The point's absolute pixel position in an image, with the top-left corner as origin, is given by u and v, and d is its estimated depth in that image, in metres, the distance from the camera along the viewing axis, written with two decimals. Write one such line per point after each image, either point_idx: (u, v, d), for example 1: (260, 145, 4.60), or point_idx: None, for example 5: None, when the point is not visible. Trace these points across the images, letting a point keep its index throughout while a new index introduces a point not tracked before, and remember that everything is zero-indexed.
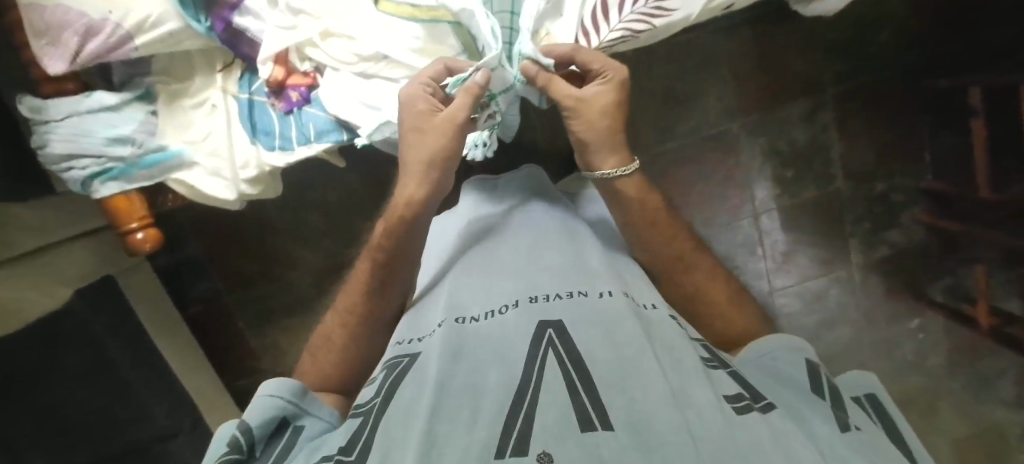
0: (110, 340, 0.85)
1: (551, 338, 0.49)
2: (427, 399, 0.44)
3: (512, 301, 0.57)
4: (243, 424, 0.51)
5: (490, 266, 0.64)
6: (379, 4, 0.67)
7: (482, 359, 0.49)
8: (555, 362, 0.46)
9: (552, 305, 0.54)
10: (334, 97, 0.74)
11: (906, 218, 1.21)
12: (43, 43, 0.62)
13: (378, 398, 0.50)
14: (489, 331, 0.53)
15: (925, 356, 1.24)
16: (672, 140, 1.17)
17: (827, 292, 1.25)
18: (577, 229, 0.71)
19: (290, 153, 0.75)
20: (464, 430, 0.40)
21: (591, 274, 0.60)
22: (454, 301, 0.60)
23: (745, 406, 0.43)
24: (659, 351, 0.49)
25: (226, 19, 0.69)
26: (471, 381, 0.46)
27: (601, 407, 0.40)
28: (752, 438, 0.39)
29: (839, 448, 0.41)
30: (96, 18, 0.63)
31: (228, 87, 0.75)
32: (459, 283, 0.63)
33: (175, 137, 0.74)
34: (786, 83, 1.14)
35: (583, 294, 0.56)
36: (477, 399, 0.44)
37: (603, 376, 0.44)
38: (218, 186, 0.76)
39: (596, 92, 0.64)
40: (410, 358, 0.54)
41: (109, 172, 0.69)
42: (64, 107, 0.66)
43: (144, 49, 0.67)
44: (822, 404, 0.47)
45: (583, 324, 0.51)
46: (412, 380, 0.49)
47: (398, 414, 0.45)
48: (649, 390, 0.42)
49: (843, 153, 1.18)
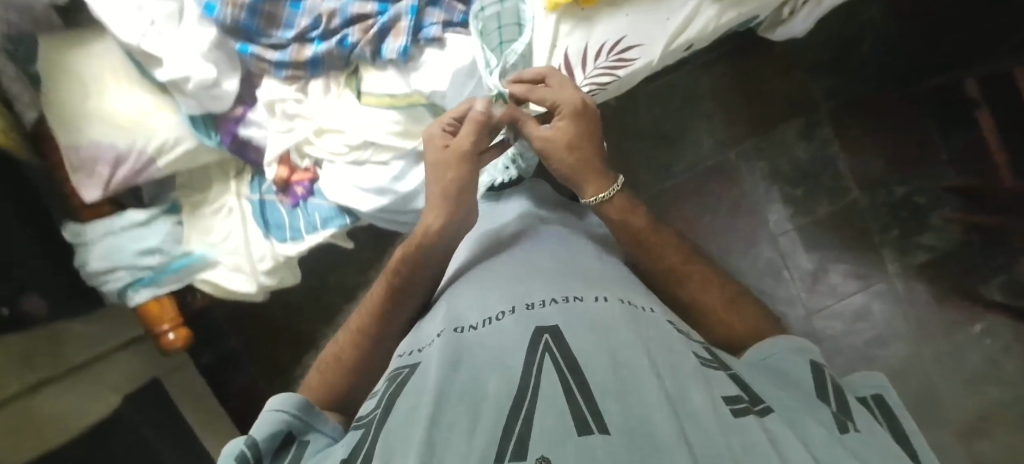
0: (163, 448, 0.87)
1: (548, 344, 0.45)
2: (428, 404, 0.41)
3: (508, 307, 0.53)
4: (249, 438, 0.45)
5: (487, 276, 0.60)
6: (363, 99, 0.77)
7: (481, 367, 0.45)
8: (552, 370, 0.43)
9: (547, 311, 0.50)
10: (332, 186, 0.81)
11: (937, 219, 1.13)
12: (80, 176, 0.72)
13: (378, 408, 0.45)
14: (488, 339, 0.49)
15: (1002, 366, 1.11)
16: (671, 178, 1.19)
17: (871, 309, 1.16)
18: (574, 241, 0.68)
19: (300, 241, 0.82)
20: (463, 436, 0.38)
21: (589, 280, 0.57)
22: (451, 313, 0.56)
23: (742, 408, 0.41)
24: (654, 350, 0.45)
25: (232, 131, 0.79)
26: (470, 390, 0.43)
27: (598, 412, 0.38)
28: (749, 441, 0.37)
29: (827, 449, 0.39)
30: (123, 148, 0.73)
31: (241, 191, 0.84)
32: (456, 296, 0.59)
33: (199, 241, 0.82)
34: (774, 107, 1.17)
35: (577, 299, 0.52)
36: (476, 405, 0.41)
37: (600, 383, 0.41)
38: (239, 280, 0.82)
39: (558, 122, 0.65)
40: (409, 369, 0.49)
41: (141, 280, 0.77)
42: (100, 228, 0.76)
43: (166, 167, 0.76)
44: (820, 408, 0.44)
45: (581, 329, 0.47)
46: (412, 389, 0.45)
47: (398, 424, 0.41)
48: (644, 398, 0.40)
49: (850, 164, 1.16)
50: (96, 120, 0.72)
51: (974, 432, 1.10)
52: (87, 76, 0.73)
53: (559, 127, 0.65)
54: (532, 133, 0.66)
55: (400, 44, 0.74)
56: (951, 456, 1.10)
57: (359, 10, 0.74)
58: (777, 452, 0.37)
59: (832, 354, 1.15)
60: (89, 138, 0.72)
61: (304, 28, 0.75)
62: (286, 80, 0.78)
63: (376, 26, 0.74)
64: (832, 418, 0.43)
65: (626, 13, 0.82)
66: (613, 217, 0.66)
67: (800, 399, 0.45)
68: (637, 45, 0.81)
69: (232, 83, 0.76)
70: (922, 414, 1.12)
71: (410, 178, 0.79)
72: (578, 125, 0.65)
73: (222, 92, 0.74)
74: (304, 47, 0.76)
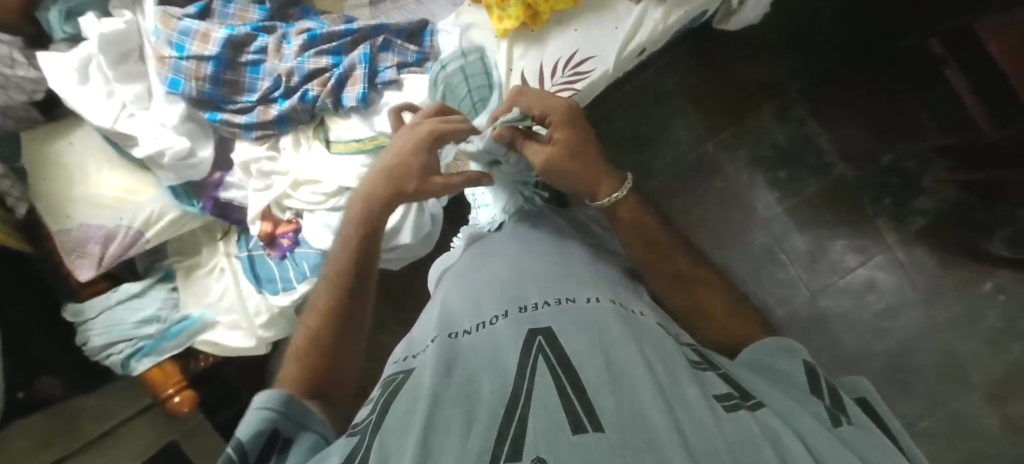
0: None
1: (541, 345, 0.41)
2: (422, 410, 0.37)
3: (502, 310, 0.48)
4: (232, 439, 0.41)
5: (476, 280, 0.56)
6: (332, 148, 0.80)
7: (478, 370, 0.41)
8: (547, 371, 0.39)
9: (540, 313, 0.46)
10: (316, 235, 0.81)
11: (929, 181, 1.11)
12: (75, 257, 0.76)
13: (374, 413, 0.41)
14: (482, 345, 0.45)
15: (1018, 321, 1.07)
16: (653, 178, 1.20)
17: (876, 281, 1.13)
18: (564, 240, 0.63)
19: (292, 290, 0.81)
20: (459, 437, 0.34)
21: (578, 280, 0.53)
22: (443, 317, 0.51)
23: (733, 404, 0.37)
24: (647, 348, 0.41)
25: (214, 196, 0.81)
26: (465, 393, 0.39)
27: (592, 410, 0.35)
28: (744, 433, 0.34)
29: (824, 445, 0.36)
30: (112, 226, 0.76)
31: (230, 251, 0.87)
32: (447, 300, 0.54)
33: (195, 304, 0.84)
34: (745, 93, 1.17)
35: (569, 300, 0.48)
36: (471, 407, 0.37)
37: (594, 382, 0.37)
38: (236, 337, 0.83)
39: (556, 134, 0.60)
40: (404, 374, 0.45)
41: (142, 349, 0.80)
42: (98, 304, 0.81)
43: (154, 239, 0.79)
44: (810, 401, 0.41)
45: (575, 329, 0.43)
46: (408, 393, 0.41)
47: (395, 428, 0.37)
48: (638, 393, 0.36)
49: (830, 139, 1.16)
50: (82, 204, 0.76)
51: (1003, 393, 1.06)
52: (71, 163, 0.78)
53: (556, 138, 0.60)
54: (533, 148, 0.61)
55: (359, 92, 0.78)
56: (982, 421, 1.06)
57: (314, 65, 0.78)
58: (775, 452, 0.33)
59: (842, 333, 1.13)
60: (77, 222, 0.76)
61: (266, 89, 0.78)
62: (257, 140, 0.81)
63: (333, 79, 0.78)
64: (824, 411, 0.40)
65: (574, 28, 0.81)
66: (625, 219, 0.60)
67: (790, 397, 0.41)
68: (591, 57, 0.79)
69: (208, 150, 0.79)
70: (945, 382, 1.09)
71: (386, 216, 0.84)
72: (578, 135, 0.60)
73: (199, 159, 0.77)
74: (269, 108, 0.79)
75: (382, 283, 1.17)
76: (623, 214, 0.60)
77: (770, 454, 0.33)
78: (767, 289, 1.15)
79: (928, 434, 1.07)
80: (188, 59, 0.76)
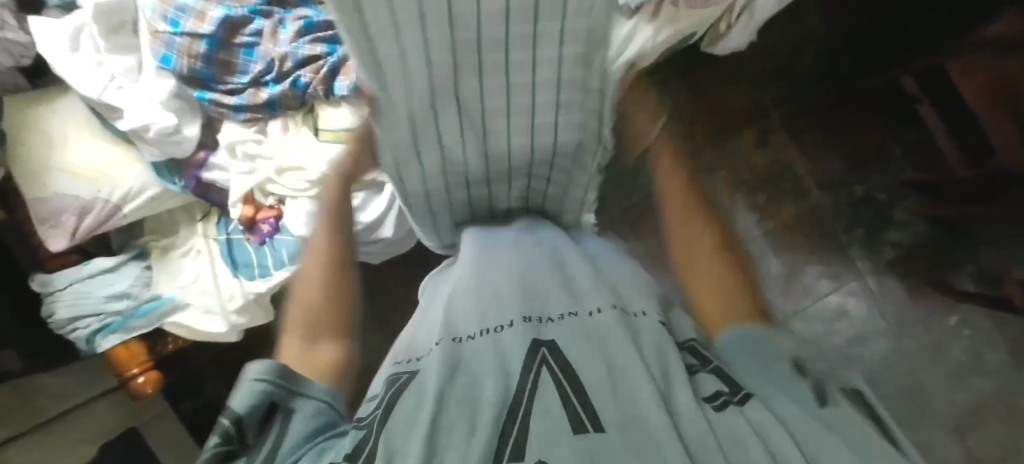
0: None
1: (545, 356, 0.40)
2: (427, 407, 0.36)
3: (508, 320, 0.45)
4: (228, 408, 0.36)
5: (478, 285, 0.52)
6: (320, 135, 0.81)
7: (481, 373, 0.40)
8: (550, 377, 0.38)
9: (546, 326, 0.44)
10: (297, 222, 0.82)
11: (900, 214, 1.14)
12: (47, 228, 0.75)
13: (377, 409, 0.39)
14: (489, 353, 0.42)
15: (979, 354, 1.10)
16: (637, 193, 1.19)
17: (847, 307, 1.15)
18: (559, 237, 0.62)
19: (268, 278, 0.82)
20: (463, 435, 0.34)
21: (580, 288, 0.51)
22: (446, 320, 0.48)
23: (721, 402, 0.37)
24: (647, 353, 0.41)
25: (196, 175, 0.81)
26: (469, 394, 0.38)
27: (591, 408, 0.35)
28: (733, 430, 0.34)
29: (809, 428, 0.33)
30: (89, 198, 0.76)
31: (208, 232, 0.86)
32: (448, 306, 0.51)
33: (167, 285, 0.83)
34: (729, 116, 1.21)
35: (572, 314, 0.46)
36: (474, 407, 0.36)
37: (595, 384, 0.37)
38: (211, 322, 0.83)
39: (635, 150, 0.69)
40: (409, 374, 0.42)
41: (109, 326, 0.78)
42: (67, 277, 0.79)
43: (130, 216, 0.79)
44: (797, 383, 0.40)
45: (582, 341, 0.42)
46: (411, 394, 0.39)
47: (398, 426, 0.35)
48: (637, 396, 0.36)
49: (810, 167, 1.19)
50: (60, 173, 0.75)
51: (965, 425, 1.08)
52: (51, 131, 0.77)
53: None
54: None
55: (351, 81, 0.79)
56: (945, 452, 1.07)
57: (309, 52, 0.79)
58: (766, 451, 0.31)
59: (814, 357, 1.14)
60: (53, 191, 0.75)
61: (258, 73, 0.79)
62: (246, 123, 0.82)
63: (326, 67, 0.79)
64: (809, 391, 0.38)
65: None
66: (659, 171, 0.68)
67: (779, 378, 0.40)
68: None
69: (193, 128, 0.79)
70: (913, 412, 1.09)
71: (372, 208, 0.84)
72: None
73: (182, 137, 0.77)
74: (259, 91, 0.80)
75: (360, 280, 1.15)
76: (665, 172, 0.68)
77: (759, 450, 0.31)
78: None
79: None
80: (182, 35, 0.76)
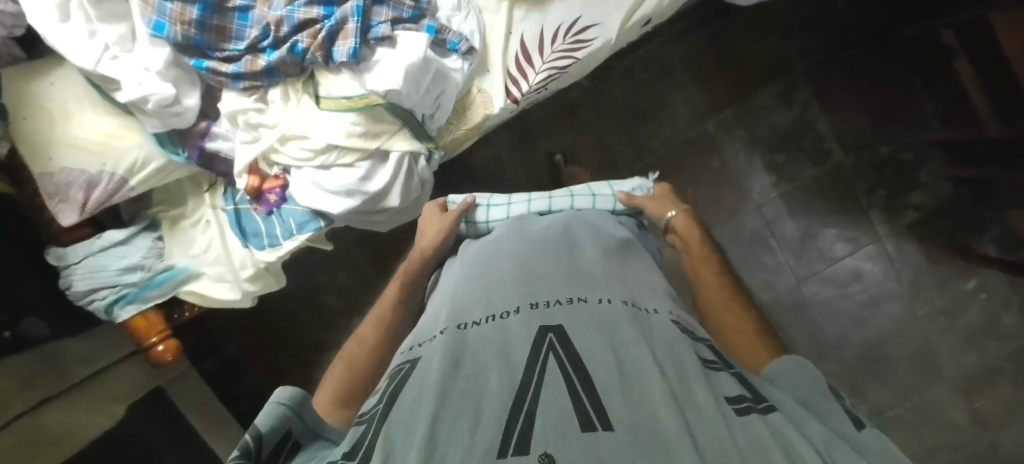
0: (172, 454, 0.88)
1: (552, 343, 0.40)
2: (430, 400, 0.35)
3: (514, 306, 0.46)
4: (251, 429, 0.38)
5: (486, 272, 0.52)
6: (322, 104, 0.78)
7: (488, 362, 0.40)
8: (557, 370, 0.37)
9: (553, 311, 0.44)
10: (302, 194, 0.82)
11: (925, 175, 1.09)
12: (57, 203, 0.75)
13: (379, 402, 0.39)
14: (494, 340, 0.42)
15: (996, 318, 1.07)
16: (649, 154, 1.18)
17: (862, 269, 1.13)
18: (573, 224, 0.60)
19: (278, 247, 0.84)
20: (467, 429, 0.33)
21: (591, 278, 0.49)
22: (452, 307, 0.48)
23: (744, 407, 0.35)
24: (659, 349, 0.40)
25: (199, 146, 0.81)
26: (474, 386, 0.37)
27: (599, 406, 0.34)
28: (754, 435, 0.33)
29: (834, 451, 0.34)
30: (94, 172, 0.76)
31: (215, 203, 0.87)
32: (456, 292, 0.51)
33: (180, 255, 0.85)
34: (749, 73, 1.15)
35: (581, 300, 0.46)
36: (479, 400, 0.36)
37: (605, 380, 0.36)
38: (224, 290, 0.85)
39: (656, 187, 0.70)
40: (412, 364, 0.42)
41: (126, 297, 0.81)
42: (80, 250, 0.79)
43: (138, 187, 0.79)
44: (823, 402, 0.40)
45: (588, 329, 0.41)
46: (416, 382, 0.39)
47: (402, 419, 0.35)
48: (649, 393, 0.35)
49: (832, 126, 1.13)
50: (64, 147, 0.75)
51: (973, 387, 1.07)
52: (49, 102, 0.75)
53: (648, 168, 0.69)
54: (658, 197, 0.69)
55: (349, 47, 0.75)
56: (950, 413, 1.07)
57: (305, 16, 0.75)
58: (782, 455, 0.31)
59: (824, 321, 1.13)
60: (58, 166, 0.75)
61: (254, 39, 0.76)
62: (245, 91, 0.80)
63: (324, 31, 0.75)
64: (846, 414, 0.39)
65: None
66: (682, 227, 0.64)
67: (808, 404, 0.40)
68: (593, 25, 0.83)
69: (193, 98, 0.77)
70: (920, 375, 1.09)
71: (378, 177, 0.82)
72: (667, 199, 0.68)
73: (183, 107, 0.76)
74: (257, 57, 0.77)
75: (368, 244, 1.14)
76: (681, 223, 0.65)
77: (780, 455, 0.31)
78: (753, 273, 1.14)
79: (894, 422, 1.08)
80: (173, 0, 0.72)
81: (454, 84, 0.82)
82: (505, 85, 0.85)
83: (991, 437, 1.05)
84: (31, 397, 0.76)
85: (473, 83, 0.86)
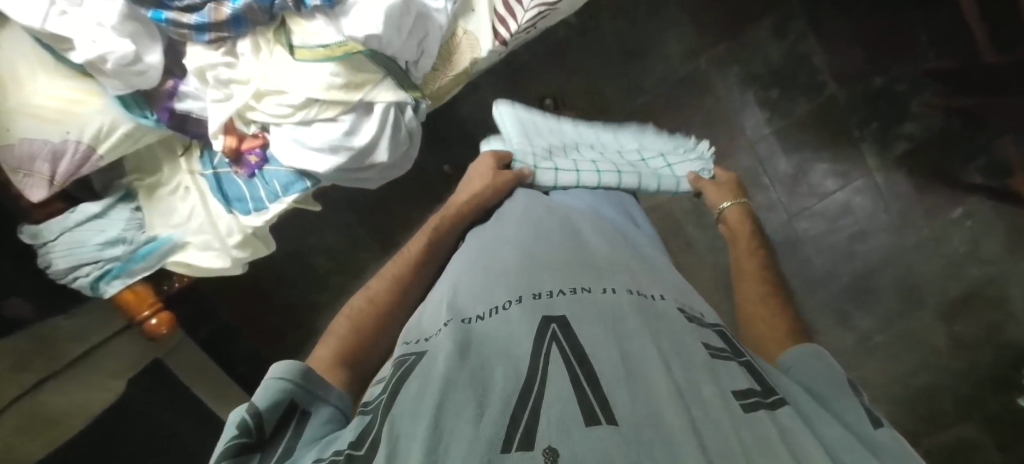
0: (182, 427, 0.88)
1: (555, 333, 0.39)
2: (433, 391, 0.33)
3: (516, 295, 0.44)
4: (250, 407, 0.37)
5: (489, 262, 0.51)
6: (297, 54, 0.73)
7: (493, 355, 0.38)
8: (561, 362, 0.36)
9: (556, 301, 0.43)
10: (285, 154, 0.77)
11: (917, 106, 1.07)
12: (22, 177, 0.70)
13: (384, 392, 0.37)
14: (499, 334, 0.41)
15: (979, 245, 1.07)
16: (643, 94, 1.15)
17: (852, 203, 1.13)
18: (572, 215, 0.59)
19: (265, 211, 0.80)
20: (470, 421, 0.31)
21: (595, 268, 0.49)
22: (452, 300, 0.47)
23: (752, 402, 0.35)
24: (663, 341, 0.39)
25: (169, 107, 0.75)
26: (478, 378, 0.35)
27: (604, 400, 0.32)
28: (762, 434, 0.32)
29: (841, 452, 0.34)
30: (58, 141, 0.71)
31: (193, 168, 0.82)
32: (458, 283, 0.49)
33: (163, 225, 0.82)
34: (743, 5, 1.11)
35: (585, 290, 0.45)
36: (482, 393, 0.34)
37: (609, 374, 0.34)
38: (211, 259, 0.82)
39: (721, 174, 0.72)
40: (417, 356, 0.40)
41: (110, 272, 0.77)
42: (55, 227, 0.75)
43: (108, 156, 0.74)
44: (828, 399, 0.41)
45: (592, 320, 0.40)
46: (420, 373, 0.37)
47: (405, 412, 0.33)
48: (655, 390, 0.34)
49: (827, 58, 1.11)
50: (21, 114, 0.69)
51: (953, 312, 1.09)
52: None
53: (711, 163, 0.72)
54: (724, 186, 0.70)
55: None
56: (930, 337, 1.10)
57: None
58: (789, 454, 0.31)
59: (814, 255, 1.16)
60: (18, 136, 0.69)
61: None
62: (211, 44, 0.74)
63: None
64: (863, 413, 0.39)
65: None
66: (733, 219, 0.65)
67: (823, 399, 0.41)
68: None
69: (155, 54, 0.71)
70: (903, 303, 1.11)
71: (364, 131, 0.76)
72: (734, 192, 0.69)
73: (146, 66, 0.70)
74: (221, 6, 0.71)
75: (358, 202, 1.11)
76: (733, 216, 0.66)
77: (787, 456, 0.31)
78: None
79: (877, 348, 1.12)
80: None
81: (436, 26, 0.77)
82: (491, 24, 0.81)
83: (968, 358, 1.07)
84: (25, 379, 0.76)
85: (457, 24, 0.82)
